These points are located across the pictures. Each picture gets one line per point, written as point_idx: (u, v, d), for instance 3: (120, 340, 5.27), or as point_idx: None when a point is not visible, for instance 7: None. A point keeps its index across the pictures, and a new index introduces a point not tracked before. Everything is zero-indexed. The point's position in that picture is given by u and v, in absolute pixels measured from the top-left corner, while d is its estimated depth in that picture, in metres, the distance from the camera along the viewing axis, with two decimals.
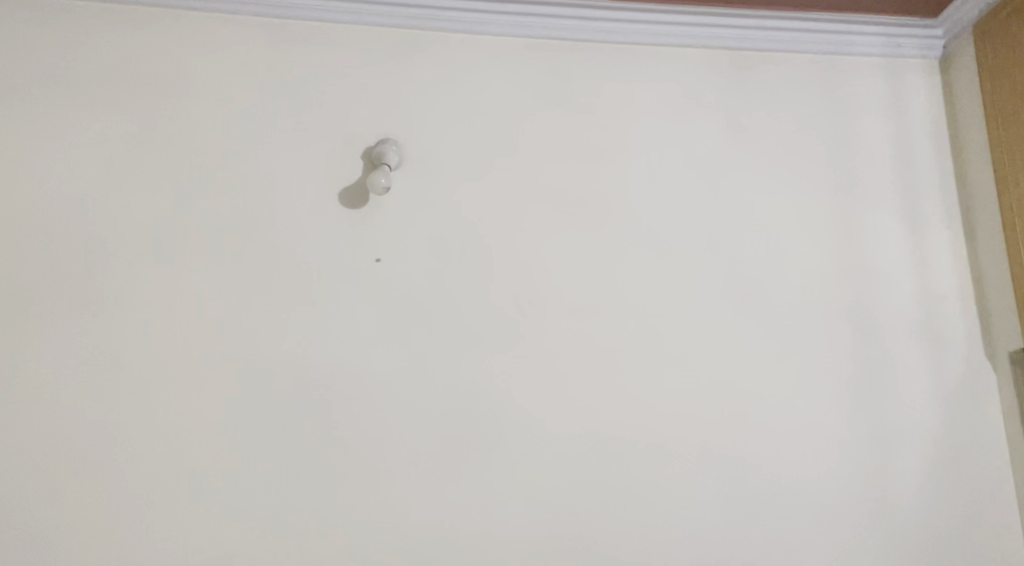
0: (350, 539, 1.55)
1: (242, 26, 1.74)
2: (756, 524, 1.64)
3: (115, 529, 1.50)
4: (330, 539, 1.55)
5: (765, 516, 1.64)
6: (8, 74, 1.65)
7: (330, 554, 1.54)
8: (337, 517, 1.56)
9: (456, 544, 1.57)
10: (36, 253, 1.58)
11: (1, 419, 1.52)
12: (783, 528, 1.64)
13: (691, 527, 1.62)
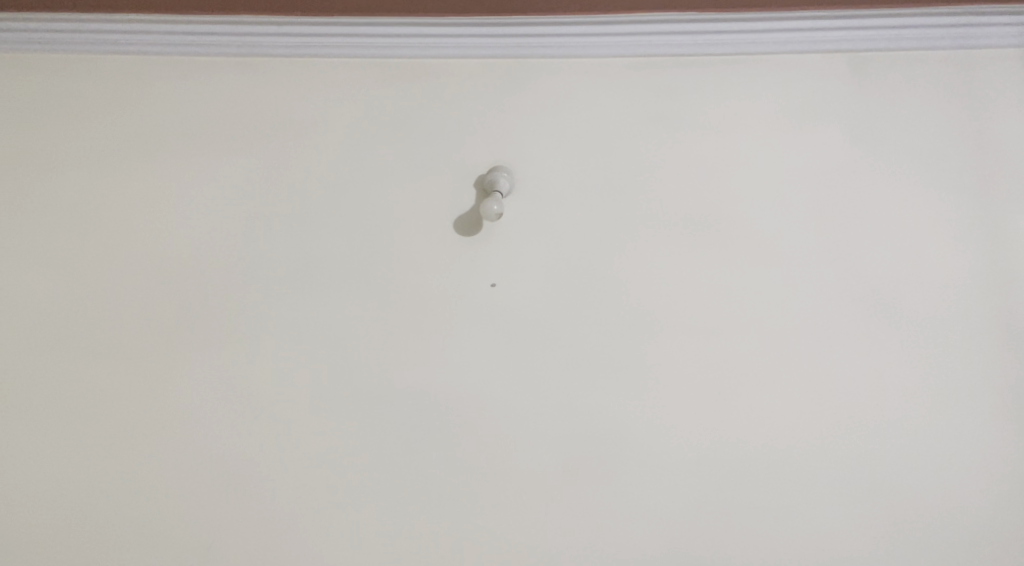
0: (466, 556, 1.52)
1: (361, 69, 1.86)
2: (895, 543, 1.51)
3: (241, 542, 1.53)
4: (447, 554, 1.52)
5: (906, 534, 1.51)
6: (159, 126, 1.81)
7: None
8: (455, 534, 1.53)
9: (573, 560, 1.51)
10: (181, 290, 1.70)
11: (139, 437, 1.60)
12: (926, 547, 1.51)
13: (823, 546, 1.51)
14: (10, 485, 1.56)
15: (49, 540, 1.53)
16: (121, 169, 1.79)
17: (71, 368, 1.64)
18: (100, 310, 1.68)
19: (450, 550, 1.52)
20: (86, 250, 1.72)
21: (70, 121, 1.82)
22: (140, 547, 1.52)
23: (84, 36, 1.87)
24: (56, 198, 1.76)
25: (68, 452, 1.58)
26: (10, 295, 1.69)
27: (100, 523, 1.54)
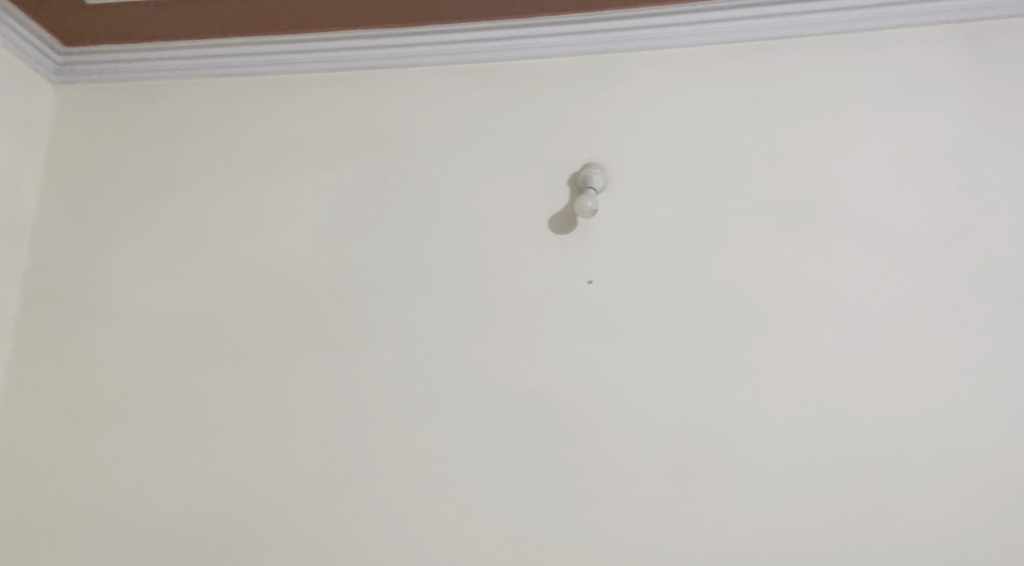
0: (586, 553, 1.57)
1: (452, 75, 1.85)
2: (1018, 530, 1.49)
3: (372, 540, 1.61)
4: (566, 551, 1.57)
5: None
6: (259, 141, 1.84)
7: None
8: (572, 532, 1.58)
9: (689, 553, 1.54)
10: (297, 298, 1.75)
11: (266, 444, 1.68)
12: None
13: (943, 536, 1.50)
14: (155, 491, 1.68)
15: (196, 541, 1.64)
16: (234, 182, 1.82)
17: (200, 378, 1.72)
18: (223, 321, 1.75)
19: (564, 546, 1.57)
20: (207, 263, 1.79)
21: (182, 138, 1.85)
22: (278, 545, 1.63)
23: (180, 60, 1.88)
24: (177, 212, 1.82)
25: (204, 456, 1.68)
26: (139, 310, 1.77)
27: (239, 524, 1.64)
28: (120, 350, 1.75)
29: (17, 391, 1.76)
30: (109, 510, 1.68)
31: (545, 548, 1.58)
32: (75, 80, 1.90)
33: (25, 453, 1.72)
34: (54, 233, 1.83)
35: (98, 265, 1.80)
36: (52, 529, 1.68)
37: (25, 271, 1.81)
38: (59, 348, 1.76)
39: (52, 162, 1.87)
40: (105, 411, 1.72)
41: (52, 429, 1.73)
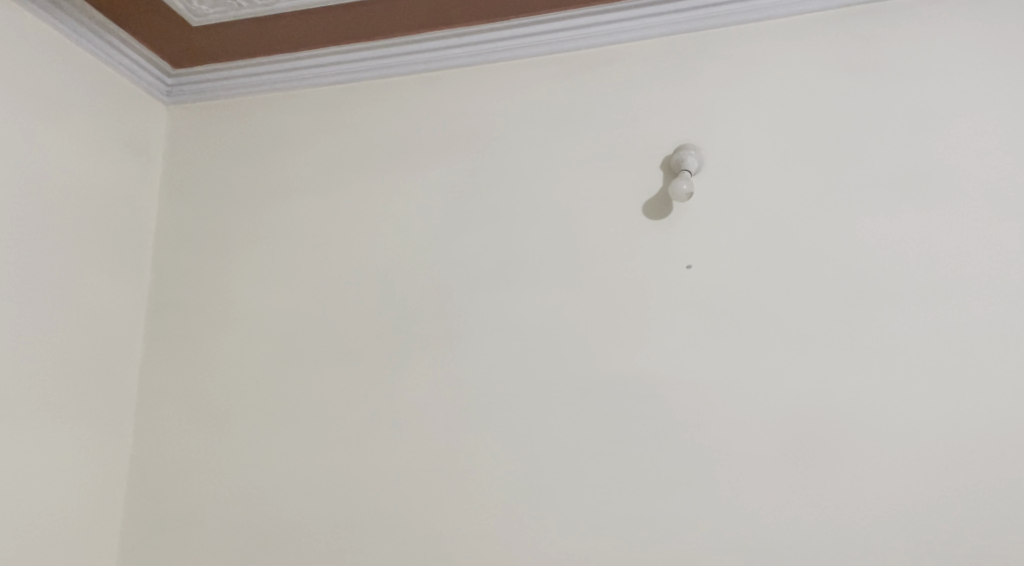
0: (697, 541, 1.55)
1: (540, 67, 1.85)
2: None
3: (483, 532, 1.64)
4: (677, 540, 1.56)
5: None
6: (357, 146, 1.90)
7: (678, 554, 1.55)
8: (682, 522, 1.56)
9: (804, 539, 1.51)
10: (399, 297, 1.80)
11: (378, 441, 1.74)
12: None
13: None
14: (277, 489, 1.76)
15: (319, 534, 1.72)
16: (336, 188, 1.89)
17: (314, 378, 1.80)
18: (331, 322, 1.82)
19: (675, 535, 1.56)
20: (313, 268, 1.86)
21: (285, 148, 1.93)
22: (394, 536, 1.68)
23: (279, 73, 1.95)
24: (282, 220, 1.90)
25: (322, 453, 1.76)
26: (254, 316, 1.86)
27: (357, 517, 1.71)
28: (239, 354, 1.85)
29: (148, 398, 1.87)
30: (238, 507, 1.77)
31: (655, 538, 1.57)
32: (184, 99, 2.01)
33: (159, 456, 1.84)
34: (173, 247, 1.94)
35: (214, 275, 1.90)
36: (187, 526, 1.79)
37: (149, 285, 1.93)
38: (185, 356, 1.87)
39: (168, 180, 1.98)
40: (229, 414, 1.82)
41: (182, 433, 1.84)
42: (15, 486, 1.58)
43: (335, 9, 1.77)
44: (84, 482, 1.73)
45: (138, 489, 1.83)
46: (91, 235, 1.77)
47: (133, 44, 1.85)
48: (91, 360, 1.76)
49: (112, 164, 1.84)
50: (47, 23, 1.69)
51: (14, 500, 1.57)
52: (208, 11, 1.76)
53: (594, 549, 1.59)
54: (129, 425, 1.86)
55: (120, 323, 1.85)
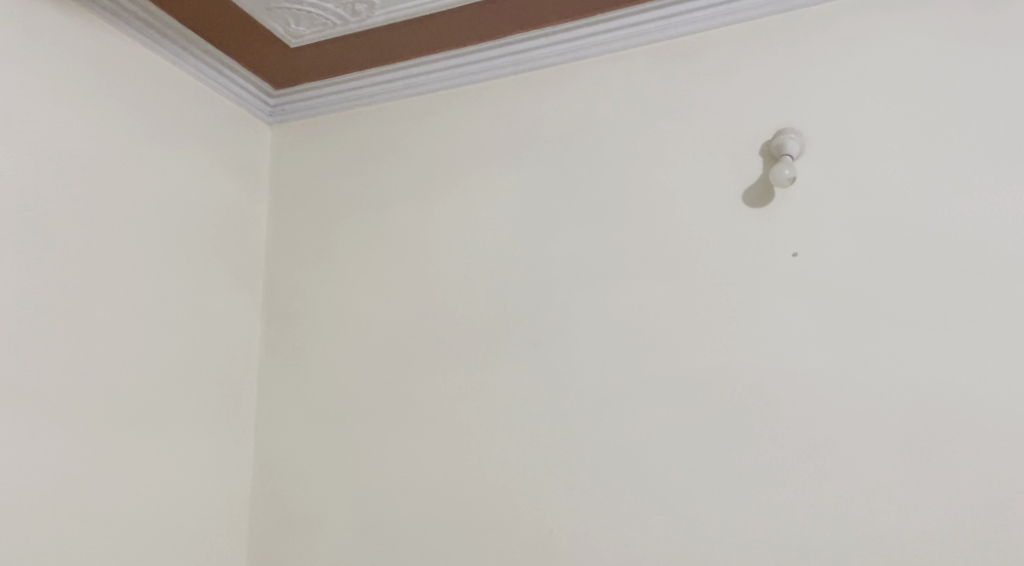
0: (814, 537, 1.50)
1: (630, 61, 1.82)
2: None
3: (593, 530, 1.63)
4: (793, 536, 1.51)
5: None
6: (452, 153, 1.93)
7: (794, 550, 1.51)
8: (797, 517, 1.52)
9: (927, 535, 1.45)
10: (499, 298, 1.81)
11: (485, 441, 1.75)
12: None
13: None
14: (392, 490, 1.80)
15: (433, 535, 1.75)
16: (434, 195, 1.92)
17: (421, 381, 1.83)
18: (435, 326, 1.85)
19: (791, 531, 1.51)
20: (415, 274, 1.90)
21: (384, 159, 1.98)
22: (505, 536, 1.70)
23: (375, 86, 2.00)
24: (383, 228, 1.94)
25: (432, 455, 1.79)
26: (361, 323, 1.91)
27: (469, 516, 1.73)
28: (349, 361, 1.90)
29: (267, 406, 1.95)
30: (354, 508, 1.82)
31: (770, 535, 1.53)
32: (288, 118, 2.09)
33: (279, 460, 1.91)
34: (283, 260, 2.02)
35: (323, 285, 1.97)
36: (308, 527, 1.85)
37: (263, 298, 2.02)
38: (298, 365, 1.94)
39: (276, 196, 2.07)
40: (342, 418, 1.88)
41: (299, 438, 1.90)
42: (149, 493, 1.67)
43: (424, 21, 1.80)
44: (212, 487, 1.83)
45: (262, 493, 1.91)
46: (208, 253, 1.88)
47: (239, 69, 1.94)
48: (212, 371, 1.86)
49: (223, 185, 1.94)
50: (159, 55, 1.80)
51: (149, 505, 1.67)
52: (304, 32, 1.82)
53: (705, 546, 1.56)
54: (251, 432, 1.95)
55: (238, 335, 1.94)
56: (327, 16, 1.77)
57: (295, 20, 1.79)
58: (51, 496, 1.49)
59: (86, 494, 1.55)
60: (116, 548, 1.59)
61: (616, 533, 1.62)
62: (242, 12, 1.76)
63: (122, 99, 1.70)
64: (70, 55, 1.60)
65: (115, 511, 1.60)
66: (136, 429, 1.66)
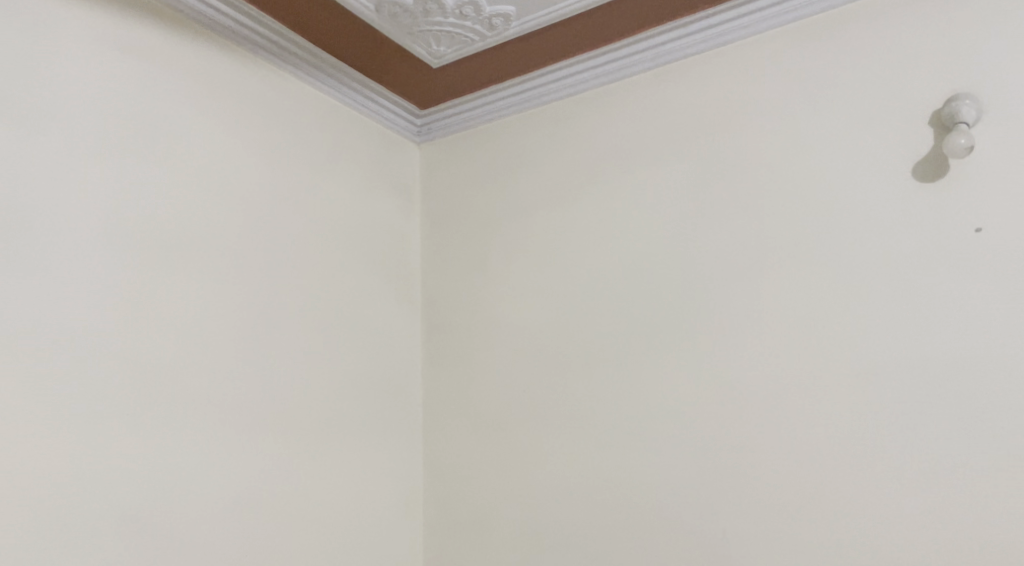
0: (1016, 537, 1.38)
1: (774, 42, 1.74)
2: None
3: (769, 532, 1.56)
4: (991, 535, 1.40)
5: None
6: (596, 154, 1.90)
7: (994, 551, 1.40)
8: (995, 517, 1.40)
9: None
10: (653, 296, 1.76)
11: (648, 443, 1.70)
12: None
13: None
14: (555, 492, 1.78)
15: (605, 535, 1.71)
16: (580, 197, 1.90)
17: (580, 382, 1.80)
18: (591, 326, 1.82)
19: (988, 530, 1.40)
20: (565, 275, 1.88)
21: (531, 166, 1.99)
22: (677, 537, 1.64)
23: (516, 96, 2.02)
24: (533, 233, 1.94)
25: (597, 455, 1.75)
26: (516, 327, 1.91)
27: (637, 518, 1.69)
28: (506, 365, 1.91)
29: (432, 413, 1.99)
30: (524, 510, 1.81)
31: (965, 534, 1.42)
32: (434, 136, 2.15)
33: (447, 465, 1.94)
34: (439, 271, 2.06)
35: (478, 292, 1.99)
36: (477, 530, 1.86)
37: (423, 309, 2.07)
38: (458, 372, 1.97)
39: (429, 210, 2.12)
40: (502, 423, 1.88)
41: (464, 442, 1.92)
42: (333, 501, 1.74)
43: (559, 27, 1.80)
44: (388, 495, 1.87)
45: (432, 497, 1.94)
46: (369, 271, 1.95)
47: (386, 93, 2.02)
48: (379, 384, 1.91)
49: (379, 205, 2.02)
50: (313, 88, 1.90)
51: (333, 514, 1.74)
52: (446, 51, 1.87)
53: (893, 547, 1.46)
54: (420, 439, 1.99)
55: (401, 347, 1.99)
56: (466, 33, 1.81)
57: (436, 41, 1.84)
58: (251, 505, 1.59)
59: (277, 500, 1.64)
60: (306, 553, 1.67)
61: (796, 533, 1.54)
62: (386, 39, 1.82)
63: (281, 132, 1.81)
64: (235, 95, 1.73)
65: (304, 519, 1.68)
66: (316, 440, 1.73)
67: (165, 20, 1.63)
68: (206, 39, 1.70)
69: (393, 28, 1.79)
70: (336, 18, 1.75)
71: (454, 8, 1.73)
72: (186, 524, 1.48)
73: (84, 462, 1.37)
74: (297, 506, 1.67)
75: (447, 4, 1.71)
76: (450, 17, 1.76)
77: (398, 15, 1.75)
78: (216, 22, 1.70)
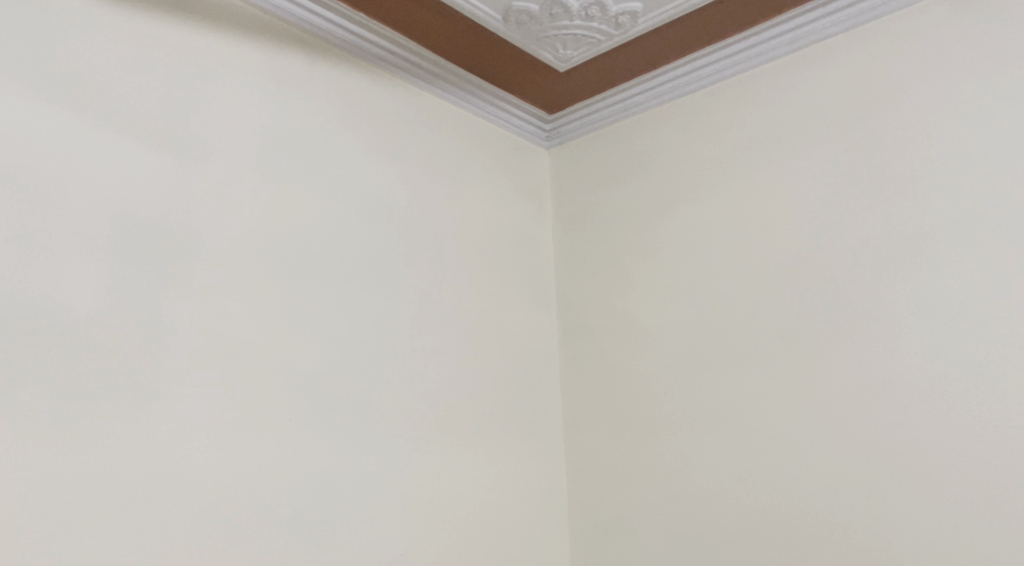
0: None
1: (917, 18, 1.66)
2: None
3: (940, 529, 1.47)
4: None
5: None
6: (729, 147, 1.86)
7: None
8: None
9: None
10: (800, 289, 1.70)
11: (801, 442, 1.64)
12: None
13: None
14: (704, 493, 1.74)
15: (758, 538, 1.65)
16: (716, 191, 1.86)
17: (722, 381, 1.76)
18: (732, 323, 1.77)
19: None
20: (704, 272, 1.83)
21: (662, 163, 1.96)
22: (836, 537, 1.57)
23: (644, 94, 2.00)
24: (668, 231, 1.91)
25: (745, 455, 1.70)
26: (654, 327, 1.88)
27: (792, 518, 1.62)
28: (645, 366, 1.88)
29: (572, 416, 1.98)
30: (670, 514, 1.78)
31: None
32: (563, 139, 2.16)
33: (589, 468, 1.92)
34: (573, 274, 2.06)
35: (612, 293, 1.97)
36: (623, 532, 1.83)
37: (558, 313, 2.07)
38: (597, 375, 1.95)
39: (561, 214, 2.12)
40: (645, 424, 1.85)
41: (605, 445, 1.90)
42: (483, 503, 1.76)
43: (687, 20, 1.77)
44: (534, 498, 1.87)
45: (576, 500, 1.93)
46: (504, 276, 1.97)
47: (514, 101, 2.04)
48: (519, 387, 1.92)
49: (512, 212, 2.04)
50: (444, 101, 1.95)
51: (481, 515, 1.75)
52: (573, 54, 1.87)
53: None
54: (561, 441, 1.98)
55: (539, 351, 2.00)
56: (593, 35, 1.81)
57: (563, 45, 1.84)
58: (402, 505, 1.62)
59: (427, 500, 1.67)
60: (459, 555, 1.69)
61: (971, 530, 1.44)
62: (513, 48, 1.85)
63: (415, 145, 1.86)
64: (372, 111, 1.79)
65: (452, 521, 1.70)
66: (461, 443, 1.76)
67: (306, 46, 1.71)
68: (342, 60, 1.77)
69: (521, 36, 1.81)
70: (466, 33, 1.79)
71: (579, 10, 1.73)
72: (343, 522, 1.53)
73: (251, 467, 1.44)
74: (448, 509, 1.70)
75: (573, 7, 1.72)
76: (576, 19, 1.76)
77: (526, 22, 1.76)
78: (350, 43, 1.76)
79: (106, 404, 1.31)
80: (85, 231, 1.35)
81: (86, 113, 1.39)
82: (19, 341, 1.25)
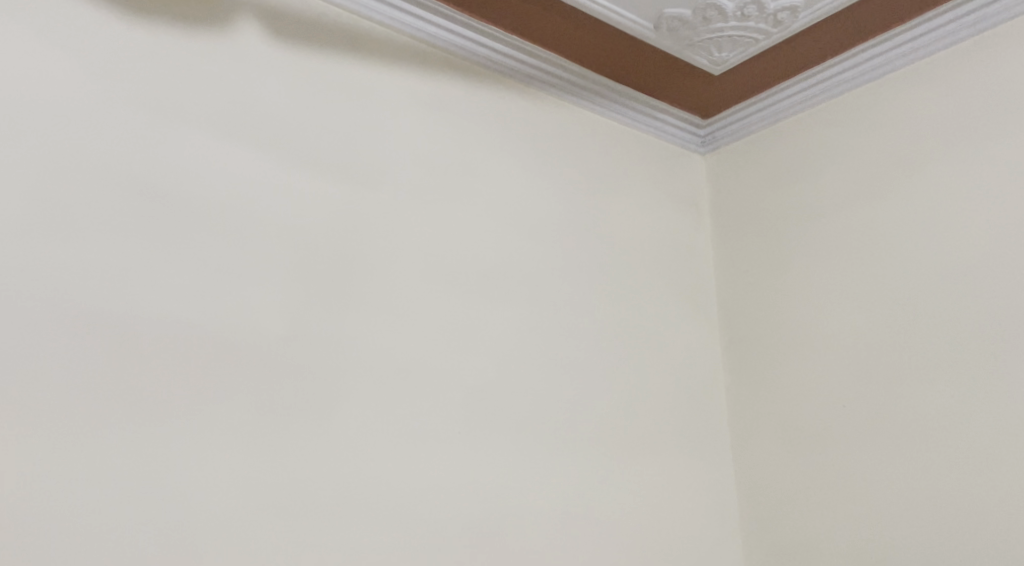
0: None
1: None
2: None
3: None
4: None
5: None
6: (900, 139, 1.76)
7: None
8: None
9: None
10: (986, 285, 1.58)
11: (998, 449, 1.52)
12: None
13: None
14: (890, 506, 1.63)
15: (953, 553, 1.53)
16: (885, 188, 1.77)
17: (902, 391, 1.65)
18: (912, 329, 1.66)
19: None
20: (878, 275, 1.74)
21: (825, 164, 1.89)
22: None
23: (805, 91, 1.93)
24: (836, 233, 1.83)
25: (933, 466, 1.59)
26: (827, 335, 1.80)
27: (991, 530, 1.50)
28: (818, 377, 1.79)
29: (740, 430, 1.92)
30: (851, 531, 1.68)
31: None
32: (719, 143, 2.11)
33: (761, 483, 1.85)
34: (736, 283, 2.00)
35: (779, 303, 1.90)
36: (802, 548, 1.75)
37: (721, 324, 2.01)
38: (767, 387, 1.88)
39: (720, 223, 2.07)
40: (821, 435, 1.76)
41: (779, 459, 1.83)
42: (653, 520, 1.73)
43: (849, 12, 1.70)
44: (704, 512, 1.82)
45: (749, 514, 1.86)
46: (663, 285, 1.93)
47: (665, 108, 2.01)
48: (683, 397, 1.88)
49: (667, 220, 2.00)
50: (597, 112, 1.94)
51: (650, 527, 1.72)
52: (728, 56, 1.84)
53: None
54: (731, 456, 1.92)
55: (703, 360, 1.95)
56: (749, 34, 1.76)
57: (717, 48, 1.81)
58: (572, 514, 1.61)
59: (596, 509, 1.65)
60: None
61: None
62: (665, 55, 1.83)
63: (569, 159, 1.86)
64: (528, 126, 1.81)
65: (623, 531, 1.67)
66: (628, 453, 1.73)
67: (463, 67, 1.74)
68: (497, 79, 1.79)
69: (674, 43, 1.79)
70: (617, 44, 1.78)
71: (735, 11, 1.70)
72: (517, 531, 1.53)
73: (428, 480, 1.46)
74: (618, 519, 1.67)
75: (728, 8, 1.69)
76: (731, 21, 1.72)
77: (679, 28, 1.74)
78: (505, 63, 1.79)
79: (294, 419, 1.36)
80: (269, 252, 1.41)
81: (268, 145, 1.46)
82: (218, 360, 1.32)
